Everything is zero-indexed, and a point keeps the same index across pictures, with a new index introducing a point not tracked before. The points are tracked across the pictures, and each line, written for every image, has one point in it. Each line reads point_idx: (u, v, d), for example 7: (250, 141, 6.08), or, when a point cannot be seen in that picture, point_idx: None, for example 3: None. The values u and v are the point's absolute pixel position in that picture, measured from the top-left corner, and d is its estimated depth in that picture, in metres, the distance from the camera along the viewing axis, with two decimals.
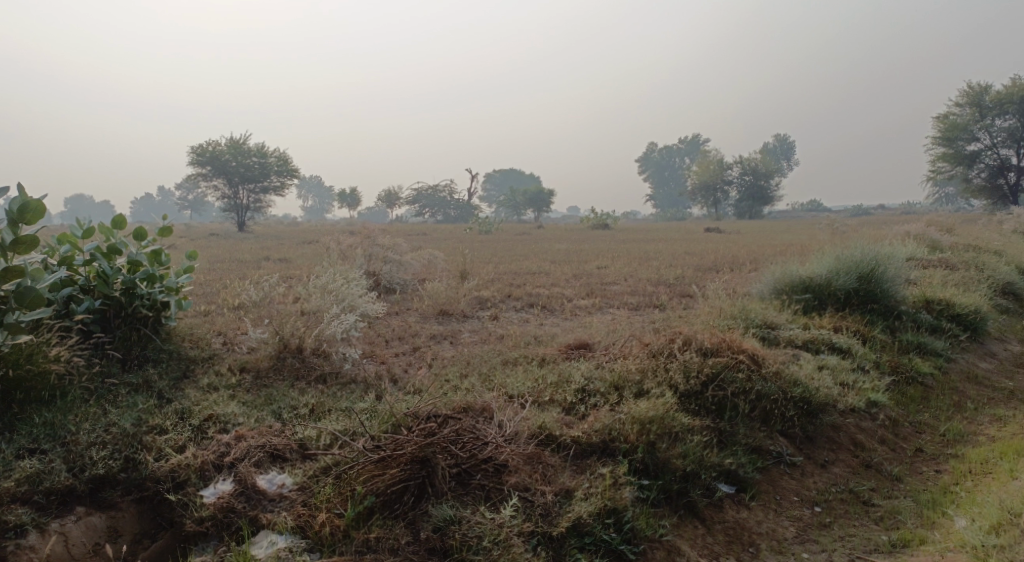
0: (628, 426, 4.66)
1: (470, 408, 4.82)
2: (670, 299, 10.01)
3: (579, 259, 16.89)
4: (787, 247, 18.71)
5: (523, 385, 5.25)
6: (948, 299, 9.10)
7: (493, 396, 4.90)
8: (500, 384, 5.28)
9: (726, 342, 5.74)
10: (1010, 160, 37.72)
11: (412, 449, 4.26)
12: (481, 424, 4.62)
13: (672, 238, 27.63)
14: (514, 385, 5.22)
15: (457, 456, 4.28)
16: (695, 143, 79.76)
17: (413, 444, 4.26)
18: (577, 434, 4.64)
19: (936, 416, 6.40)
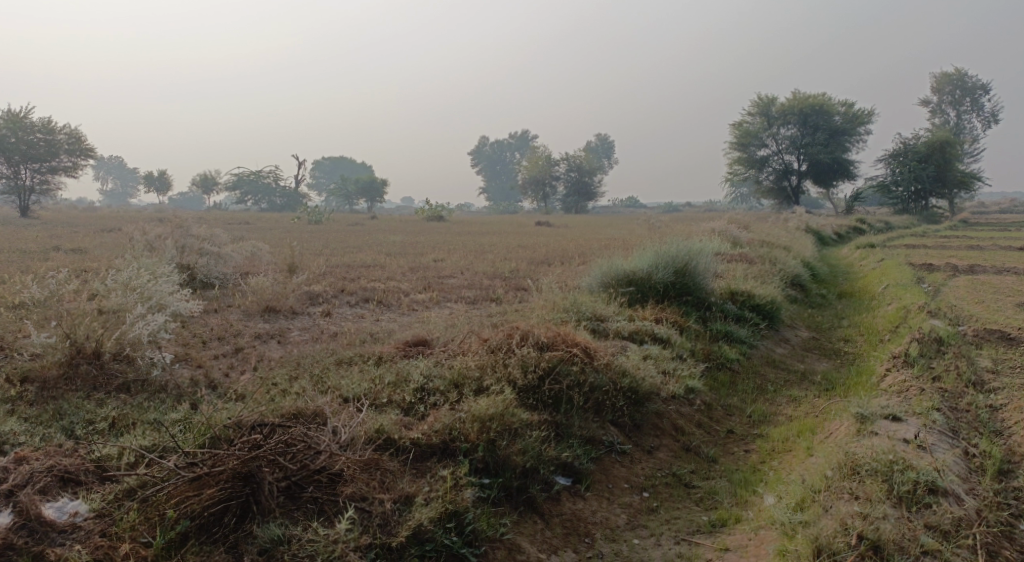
0: (469, 425, 4.58)
1: (302, 414, 4.53)
2: (504, 293, 10.11)
3: (413, 252, 16.67)
4: (610, 241, 19.64)
5: (360, 387, 4.99)
6: (750, 290, 9.92)
7: (326, 400, 4.62)
8: (335, 387, 5.00)
9: (561, 339, 5.86)
10: (793, 165, 42.34)
11: (235, 464, 3.93)
12: (313, 431, 4.33)
13: (502, 231, 28.11)
14: (350, 387, 4.96)
15: (287, 468, 3.99)
16: (524, 139, 81.83)
17: (236, 459, 3.93)
18: (417, 435, 4.49)
19: (743, 399, 6.92)
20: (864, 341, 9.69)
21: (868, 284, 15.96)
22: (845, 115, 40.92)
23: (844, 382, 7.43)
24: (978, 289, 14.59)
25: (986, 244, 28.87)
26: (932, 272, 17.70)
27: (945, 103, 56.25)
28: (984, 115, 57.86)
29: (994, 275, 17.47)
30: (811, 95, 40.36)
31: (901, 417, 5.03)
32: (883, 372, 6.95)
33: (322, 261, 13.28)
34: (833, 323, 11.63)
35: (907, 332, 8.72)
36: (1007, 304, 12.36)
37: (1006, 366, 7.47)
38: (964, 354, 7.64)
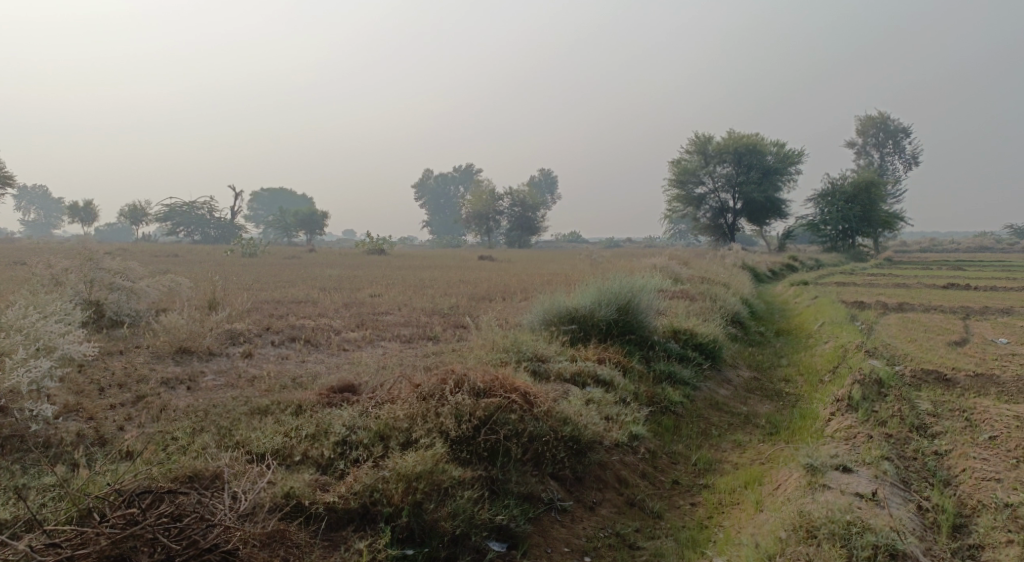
0: (393, 485, 4.22)
1: (199, 477, 4.17)
2: (441, 331, 9.73)
3: (350, 287, 16.14)
4: (552, 277, 19.44)
5: (271, 443, 4.55)
6: (692, 329, 9.75)
7: (229, 461, 4.24)
8: (243, 441, 4.59)
9: (501, 383, 5.50)
10: (729, 203, 43.37)
11: (104, 546, 3.53)
12: (208, 498, 3.95)
13: (442, 265, 27.70)
14: (260, 443, 4.54)
15: (170, 547, 3.60)
16: (468, 172, 81.87)
17: (106, 541, 3.53)
18: (332, 500, 4.14)
19: (687, 446, 6.66)
20: (805, 381, 9.60)
21: (804, 322, 16.11)
22: (778, 155, 42.19)
23: (788, 425, 7.25)
24: (909, 327, 14.86)
25: (911, 282, 29.92)
26: (864, 310, 18.03)
27: (869, 146, 58.76)
28: (904, 159, 60.72)
29: (922, 313, 17.90)
30: (745, 136, 41.52)
31: (851, 468, 4.84)
32: (827, 416, 6.78)
33: (252, 296, 12.65)
34: (773, 361, 11.57)
35: (847, 373, 8.64)
36: (938, 343, 12.56)
37: (945, 409, 7.41)
38: (904, 397, 7.57)
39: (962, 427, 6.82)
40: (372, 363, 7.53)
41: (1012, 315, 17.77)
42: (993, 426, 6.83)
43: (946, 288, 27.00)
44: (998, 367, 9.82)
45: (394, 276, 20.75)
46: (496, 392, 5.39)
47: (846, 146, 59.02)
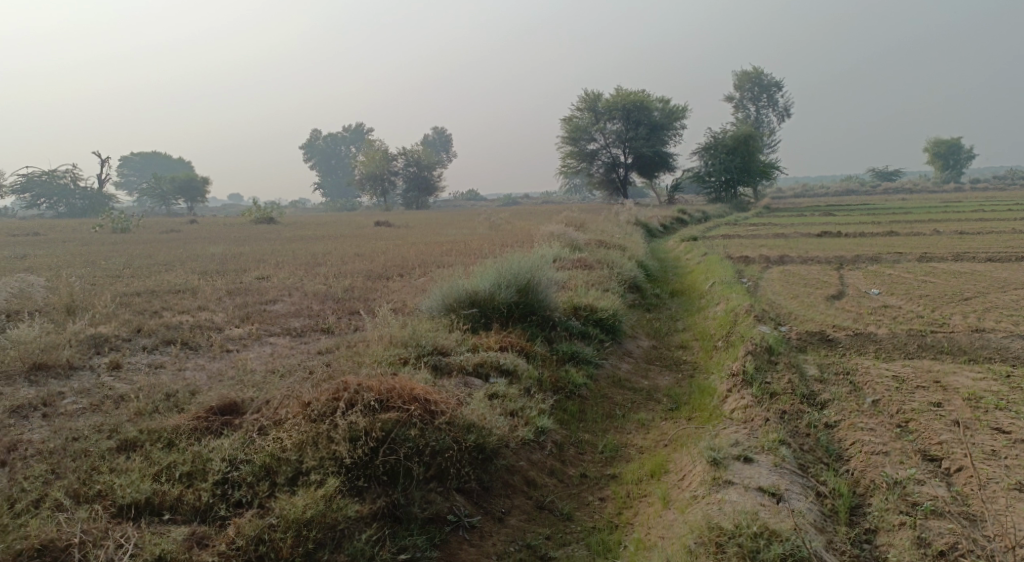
0: (281, 536, 4.19)
1: (55, 546, 4.07)
2: (335, 322, 9.29)
3: (235, 269, 15.25)
4: (449, 247, 19.06)
5: (143, 492, 4.45)
6: (592, 304, 9.72)
7: (90, 528, 4.15)
8: (106, 492, 4.46)
9: (400, 391, 5.28)
10: (619, 159, 44.06)
11: None
12: None
13: (334, 235, 26.67)
14: (131, 493, 4.43)
15: None
16: (358, 132, 79.14)
17: None
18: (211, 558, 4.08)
19: (593, 433, 6.63)
20: (700, 349, 9.78)
21: (696, 281, 16.51)
22: (664, 110, 43.07)
23: (688, 401, 7.34)
24: (791, 282, 15.48)
25: (789, 230, 31.46)
26: (750, 265, 18.69)
27: (746, 99, 61.02)
28: (780, 109, 63.44)
29: (802, 265, 18.74)
30: (632, 92, 42.05)
31: (752, 457, 4.97)
32: (724, 393, 6.90)
33: (124, 289, 11.67)
34: (669, 326, 11.76)
35: (740, 341, 8.83)
36: (819, 298, 13.12)
37: (832, 371, 7.68)
38: (793, 364, 7.79)
39: (848, 390, 7.07)
40: (260, 369, 7.07)
41: (881, 262, 18.87)
42: (875, 387, 7.10)
43: (821, 236, 28.52)
44: (875, 322, 10.31)
45: (282, 252, 19.76)
46: (395, 402, 5.19)
47: (726, 99, 61.02)
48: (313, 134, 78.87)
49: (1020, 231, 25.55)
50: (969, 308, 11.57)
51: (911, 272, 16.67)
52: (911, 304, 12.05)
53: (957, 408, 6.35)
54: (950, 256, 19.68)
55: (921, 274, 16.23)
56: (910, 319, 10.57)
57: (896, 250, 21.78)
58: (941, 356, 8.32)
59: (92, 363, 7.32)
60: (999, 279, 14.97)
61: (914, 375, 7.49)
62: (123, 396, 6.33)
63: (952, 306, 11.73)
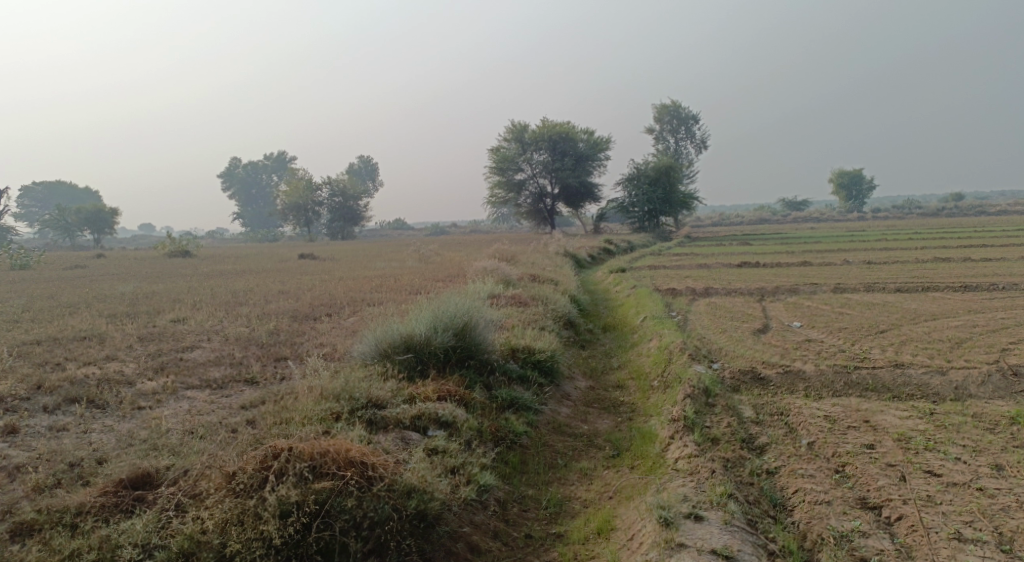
0: None
1: None
2: (259, 371, 8.80)
3: (149, 311, 14.42)
4: (377, 283, 18.59)
5: None
6: (528, 345, 9.57)
7: None
8: None
9: (336, 455, 5.02)
10: (546, 189, 44.53)
11: None
12: None
13: (256, 269, 25.70)
14: None
15: None
16: (281, 160, 77.40)
17: None
18: None
19: (535, 487, 6.44)
20: (636, 389, 9.74)
21: (626, 315, 16.61)
22: (588, 142, 43.91)
23: (629, 448, 7.25)
24: (718, 316, 15.76)
25: (711, 260, 32.34)
26: (677, 297, 18.98)
27: (666, 132, 62.94)
28: (697, 142, 65.73)
29: (726, 297, 19.16)
30: (557, 124, 42.69)
31: (702, 515, 4.88)
32: (666, 440, 6.83)
33: (23, 338, 10.79)
34: (604, 364, 11.70)
35: (676, 382, 8.81)
36: (746, 332, 13.35)
37: (767, 413, 7.75)
38: (730, 406, 7.81)
39: (784, 433, 7.10)
40: (177, 430, 6.57)
41: (801, 293, 19.48)
42: (809, 428, 7.17)
43: (741, 265, 29.40)
44: (802, 358, 10.53)
45: (201, 289, 18.83)
46: (331, 466, 4.94)
47: (646, 132, 62.81)
48: (233, 162, 76.60)
49: (923, 260, 27.01)
50: (888, 341, 11.99)
51: (829, 304, 17.25)
52: (833, 338, 12.38)
53: (889, 450, 6.47)
54: (864, 286, 20.52)
55: (839, 306, 16.81)
56: (834, 353, 10.85)
57: (813, 280, 22.59)
58: (868, 394, 8.52)
59: None
60: (911, 310, 15.64)
61: (844, 415, 7.62)
62: (20, 466, 5.76)
63: (871, 339, 12.12)
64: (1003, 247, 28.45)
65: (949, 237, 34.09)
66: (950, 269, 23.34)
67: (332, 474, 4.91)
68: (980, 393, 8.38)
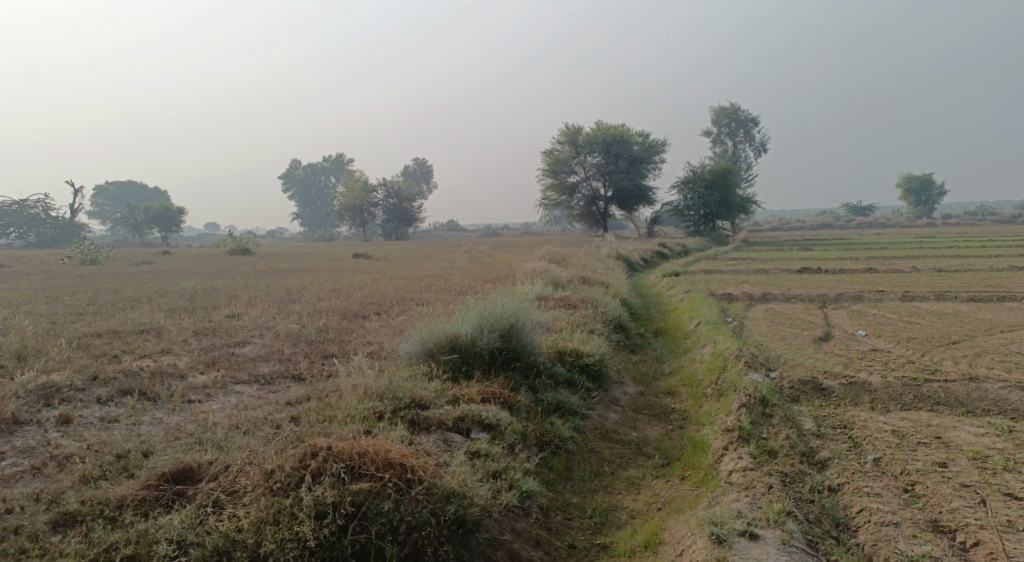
0: None
1: None
2: (307, 368, 8.79)
3: (205, 306, 14.68)
4: (428, 283, 18.59)
5: None
6: (577, 348, 9.34)
7: None
8: None
9: (375, 456, 4.90)
10: (599, 191, 44.10)
11: None
12: None
13: (311, 268, 26.07)
14: None
15: None
16: (338, 162, 78.75)
17: None
18: None
19: (580, 495, 6.20)
20: (689, 397, 9.41)
21: (680, 319, 16.19)
22: (642, 144, 43.33)
23: (680, 457, 6.95)
24: (777, 322, 15.21)
25: (769, 265, 31.46)
26: (733, 303, 18.44)
27: (723, 134, 61.72)
28: (755, 145, 64.27)
29: (785, 304, 18.53)
30: (611, 126, 42.25)
31: (757, 533, 4.57)
32: (720, 451, 6.51)
33: (84, 330, 11.07)
34: (655, 370, 11.37)
35: (731, 390, 8.46)
36: (806, 340, 12.83)
37: (828, 425, 7.35)
38: (788, 417, 7.42)
39: (847, 448, 6.70)
40: (223, 424, 6.56)
41: (864, 301, 18.70)
42: (874, 444, 6.75)
43: (801, 272, 28.50)
44: (866, 369, 10.02)
45: (256, 286, 19.15)
46: (369, 467, 4.82)
47: (703, 135, 61.73)
48: (292, 162, 78.28)
49: (997, 268, 25.70)
50: (959, 353, 11.34)
51: (896, 312, 16.49)
52: (899, 349, 11.78)
53: (963, 469, 6.03)
54: (932, 295, 19.61)
55: (906, 315, 16.05)
56: (901, 364, 10.29)
57: (877, 288, 21.71)
58: (939, 408, 8.02)
59: (40, 417, 6.77)
60: (984, 321, 14.82)
61: (913, 430, 7.17)
62: (70, 455, 5.80)
63: (941, 351, 11.49)
64: None
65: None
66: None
67: (370, 475, 4.79)
68: None
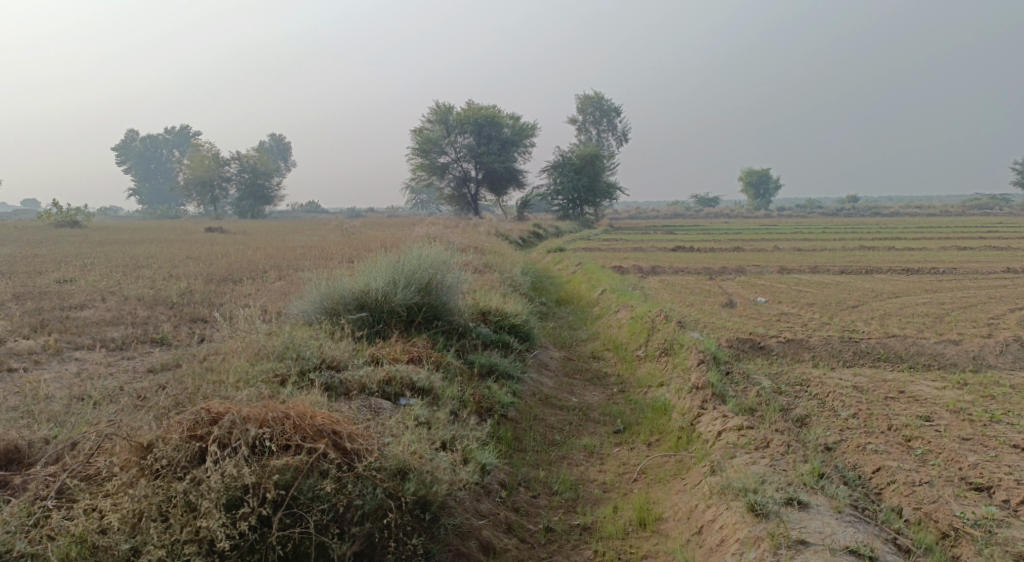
0: None
1: None
2: (171, 331, 7.05)
3: (24, 272, 12.03)
4: (301, 253, 16.66)
5: None
6: (499, 308, 8.23)
7: None
8: None
9: (300, 422, 3.60)
10: (470, 173, 42.69)
11: None
12: None
13: (155, 240, 22.95)
14: None
15: None
16: (184, 135, 72.22)
17: None
18: None
19: (539, 469, 5.13)
20: (619, 359, 8.55)
21: (579, 290, 15.42)
22: (513, 127, 42.90)
23: (639, 421, 6.03)
24: (677, 291, 14.83)
25: (645, 245, 31.74)
26: (625, 274, 17.98)
27: (588, 123, 62.40)
28: (618, 134, 65.68)
29: (675, 276, 18.33)
30: (484, 107, 41.17)
31: (805, 500, 3.82)
32: (695, 411, 5.64)
33: None
34: (572, 332, 10.43)
35: (674, 348, 7.69)
36: (713, 306, 12.42)
37: (786, 384, 6.72)
38: (747, 377, 6.71)
39: (818, 405, 6.08)
40: (62, 395, 4.87)
41: (747, 274, 18.88)
42: (845, 402, 6.16)
43: (675, 250, 28.85)
44: (790, 330, 9.64)
45: (90, 255, 16.30)
46: (293, 437, 3.52)
47: (570, 122, 62.13)
48: (131, 132, 70.74)
49: (851, 248, 27.26)
50: (865, 315, 11.32)
51: (782, 283, 16.62)
52: (807, 312, 11.63)
53: (952, 422, 5.52)
54: (806, 269, 20.15)
55: (793, 284, 16.24)
56: (821, 325, 10.03)
57: (753, 264, 22.14)
58: (881, 364, 7.67)
59: None
60: (866, 289, 15.17)
61: (875, 387, 6.70)
62: None
63: (847, 314, 11.40)
64: (920, 238, 29.26)
65: (865, 231, 35.04)
66: (881, 256, 23.56)
67: (297, 446, 3.50)
68: (1001, 363, 7.71)
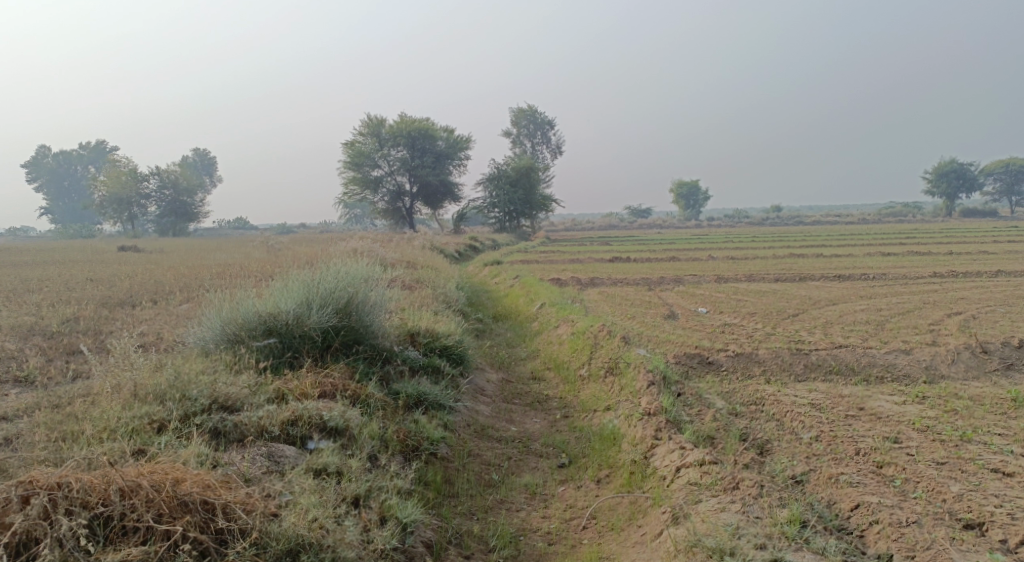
0: None
1: None
2: (40, 368, 6.05)
3: None
4: (219, 271, 15.47)
5: None
6: (430, 328, 7.49)
7: None
8: None
9: (154, 496, 3.32)
10: (404, 187, 41.64)
11: None
12: None
13: (57, 261, 21.02)
14: None
15: None
16: (98, 151, 68.42)
17: None
18: None
19: (473, 521, 4.46)
20: (561, 380, 7.91)
21: (517, 304, 14.74)
22: (447, 140, 42.22)
23: (586, 453, 5.40)
24: (617, 303, 14.29)
25: (582, 256, 31.42)
26: (564, 287, 17.39)
27: (522, 137, 62.10)
28: (552, 146, 65.76)
29: (615, 287, 17.89)
30: (416, 120, 40.24)
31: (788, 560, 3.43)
32: (648, 441, 5.04)
33: None
34: (509, 350, 9.74)
35: (619, 368, 7.10)
36: (655, 319, 11.93)
37: (741, 404, 6.19)
38: (699, 399, 6.16)
39: (778, 427, 5.56)
40: None
41: (686, 284, 18.61)
42: (805, 422, 5.64)
43: (613, 261, 28.57)
44: (736, 342, 9.17)
45: None
46: (144, 514, 3.26)
47: (504, 135, 61.75)
48: (42, 146, 66.59)
49: (783, 255, 27.52)
50: (809, 324, 11.01)
51: (721, 292, 16.35)
52: (750, 322, 11.26)
53: (923, 444, 5.05)
54: (743, 278, 20.04)
55: (732, 294, 15.98)
56: (765, 336, 9.60)
57: (691, 273, 21.96)
58: (834, 378, 7.24)
59: None
60: (805, 297, 15.01)
61: (833, 403, 6.24)
62: None
63: (792, 323, 11.07)
64: (847, 245, 29.91)
65: (794, 239, 35.75)
66: (811, 263, 23.71)
67: (147, 529, 3.24)
68: (954, 373, 7.38)
